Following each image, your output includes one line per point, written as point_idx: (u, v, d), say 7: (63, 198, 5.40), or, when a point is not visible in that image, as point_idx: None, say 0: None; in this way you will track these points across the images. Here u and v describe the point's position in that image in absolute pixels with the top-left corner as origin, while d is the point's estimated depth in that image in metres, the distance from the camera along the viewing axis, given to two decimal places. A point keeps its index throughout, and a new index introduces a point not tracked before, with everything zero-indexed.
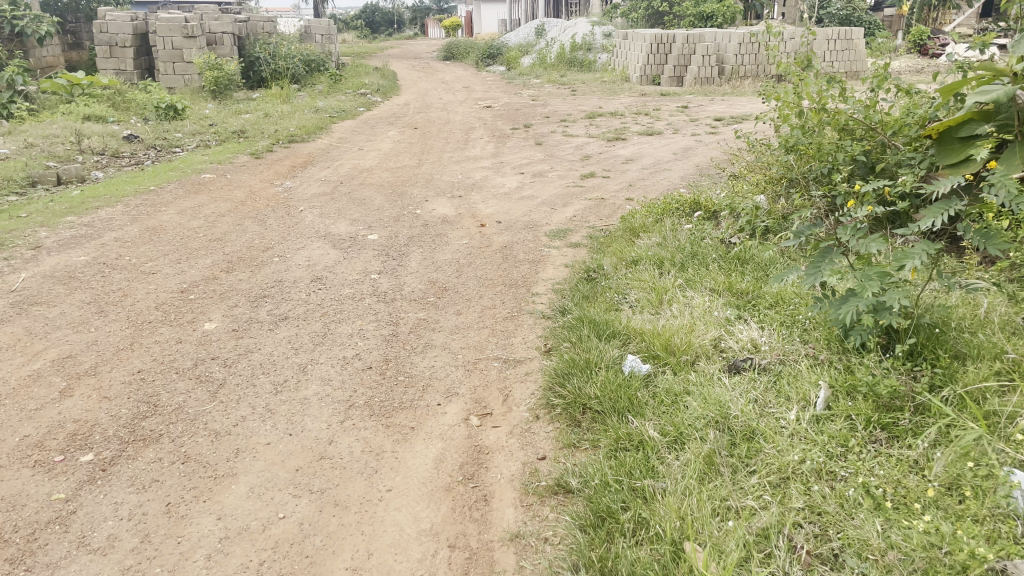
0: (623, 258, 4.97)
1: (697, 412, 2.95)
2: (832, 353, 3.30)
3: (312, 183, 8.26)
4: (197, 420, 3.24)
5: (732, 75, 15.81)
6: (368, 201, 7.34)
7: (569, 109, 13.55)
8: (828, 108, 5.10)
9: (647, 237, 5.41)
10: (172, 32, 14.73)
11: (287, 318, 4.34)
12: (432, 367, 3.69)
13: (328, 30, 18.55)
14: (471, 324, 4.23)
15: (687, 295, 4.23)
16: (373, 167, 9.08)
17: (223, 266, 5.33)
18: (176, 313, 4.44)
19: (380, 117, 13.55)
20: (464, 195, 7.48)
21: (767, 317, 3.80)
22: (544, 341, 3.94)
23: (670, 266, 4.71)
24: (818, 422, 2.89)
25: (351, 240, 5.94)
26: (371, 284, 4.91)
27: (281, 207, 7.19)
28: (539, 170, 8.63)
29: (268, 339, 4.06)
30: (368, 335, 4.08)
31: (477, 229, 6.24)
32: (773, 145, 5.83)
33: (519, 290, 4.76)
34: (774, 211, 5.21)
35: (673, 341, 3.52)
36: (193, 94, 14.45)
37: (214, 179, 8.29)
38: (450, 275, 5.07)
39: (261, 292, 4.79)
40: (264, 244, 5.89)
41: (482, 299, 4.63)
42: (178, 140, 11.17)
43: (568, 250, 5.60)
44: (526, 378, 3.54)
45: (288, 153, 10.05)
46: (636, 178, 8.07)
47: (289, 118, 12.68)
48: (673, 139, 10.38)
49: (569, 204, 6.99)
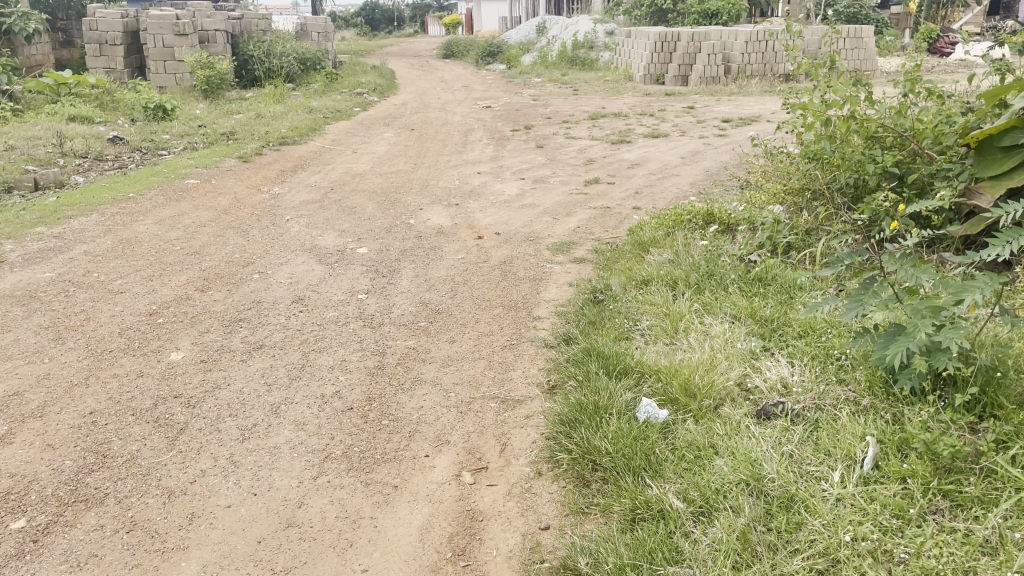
0: (633, 278, 4.57)
1: (725, 474, 2.55)
2: (876, 398, 2.89)
3: (302, 189, 7.86)
4: (149, 476, 2.82)
5: (739, 75, 15.39)
6: (359, 209, 6.94)
7: (572, 109, 13.14)
8: (856, 114, 4.70)
9: (657, 253, 5.01)
10: (163, 30, 14.34)
11: (262, 346, 3.93)
12: (420, 409, 3.27)
13: (325, 28, 18.09)
14: (465, 354, 3.82)
15: (706, 322, 3.84)
16: (366, 171, 8.68)
17: (198, 284, 4.92)
18: (140, 341, 4.03)
19: (376, 118, 13.13)
20: (461, 203, 7.07)
21: (797, 352, 3.42)
22: (547, 376, 3.54)
23: (685, 288, 4.32)
24: (866, 486, 2.49)
25: (339, 255, 5.54)
26: (357, 306, 4.50)
27: (267, 216, 6.78)
28: (541, 175, 8.22)
29: (239, 373, 3.64)
30: (350, 368, 3.66)
31: (475, 242, 5.84)
32: (792, 153, 5.43)
33: (519, 313, 4.35)
34: (797, 225, 4.80)
35: (693, 381, 3.12)
36: (184, 93, 14.03)
37: (198, 185, 7.88)
38: (444, 294, 4.67)
39: (237, 316, 4.38)
40: (245, 258, 5.49)
41: (478, 324, 4.22)
42: (166, 142, 10.76)
43: (572, 266, 5.20)
44: (526, 423, 3.13)
45: (279, 156, 9.64)
46: (643, 184, 7.67)
47: (282, 119, 12.28)
48: (680, 142, 9.96)
49: (573, 213, 6.59)
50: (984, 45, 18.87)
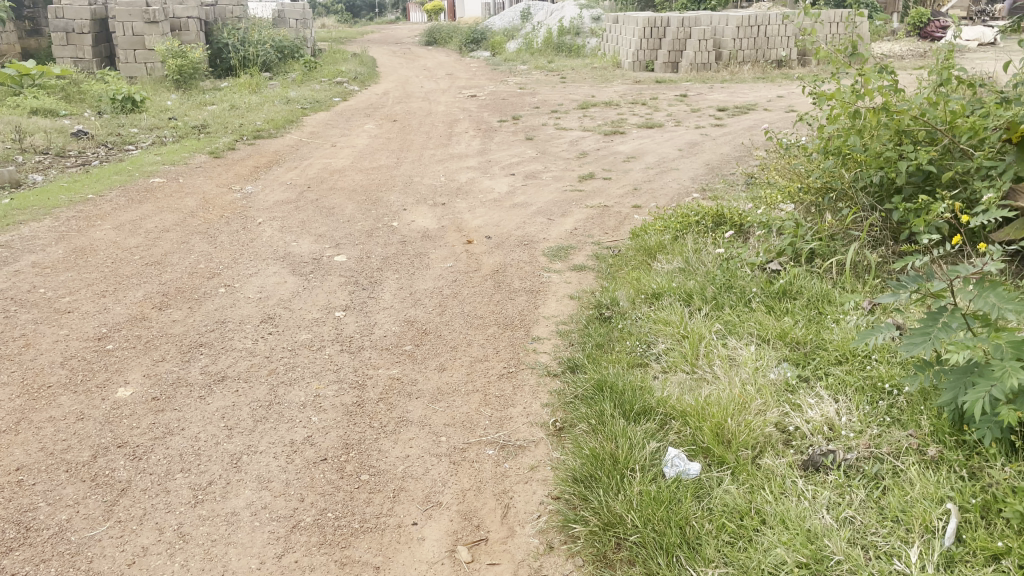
0: (641, 291, 4.12)
1: (779, 554, 2.10)
2: (945, 447, 2.45)
3: (276, 187, 7.33)
4: (78, 556, 2.35)
5: (730, 61, 14.89)
6: (338, 210, 6.43)
7: (560, 98, 12.65)
8: (886, 105, 4.21)
9: (665, 261, 4.56)
10: (132, 18, 13.70)
11: (225, 379, 3.44)
12: (406, 459, 2.79)
13: (304, 14, 17.41)
14: (458, 387, 3.33)
15: (730, 346, 3.40)
16: (346, 167, 8.15)
17: (156, 302, 4.41)
18: (84, 373, 3.51)
19: (356, 108, 12.56)
20: (448, 202, 6.59)
21: (839, 385, 2.99)
22: (552, 413, 3.07)
23: (703, 303, 3.88)
24: (951, 567, 2.05)
25: (315, 263, 5.03)
26: (333, 326, 4.01)
27: (238, 218, 6.26)
28: (532, 170, 7.73)
29: (196, 414, 3.14)
30: (325, 407, 3.17)
31: (464, 247, 5.35)
32: (809, 150, 4.98)
33: (516, 333, 3.88)
34: (821, 229, 4.35)
35: (726, 423, 2.67)
36: (155, 84, 13.39)
37: (164, 184, 7.33)
38: (431, 311, 4.18)
39: (198, 340, 3.87)
40: (210, 269, 4.97)
41: (471, 348, 3.73)
42: (133, 136, 10.16)
43: (572, 275, 4.73)
44: (531, 477, 2.67)
45: (254, 151, 9.09)
46: (640, 180, 7.20)
47: (257, 110, 11.71)
48: (676, 133, 9.50)
49: (569, 213, 6.12)
50: (976, 29, 18.52)
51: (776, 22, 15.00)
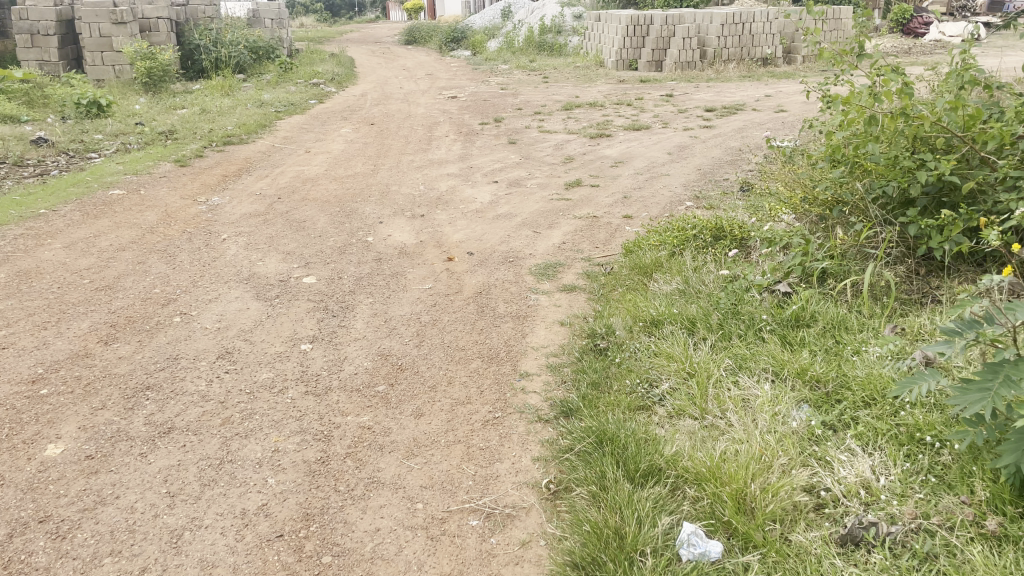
0: (639, 318, 3.75)
1: None
2: (1008, 522, 2.11)
3: (245, 199, 6.89)
4: None
5: (715, 59, 14.58)
6: (309, 223, 6.01)
7: (543, 99, 12.27)
8: (904, 109, 3.84)
9: (664, 282, 4.20)
10: (99, 19, 13.15)
11: (171, 432, 3.03)
12: (375, 535, 2.41)
13: (279, 14, 16.90)
14: (437, 437, 2.94)
15: (742, 385, 3.04)
16: (319, 175, 7.73)
17: (101, 334, 3.97)
18: (10, 425, 3.09)
19: (333, 111, 12.12)
20: (427, 213, 6.19)
21: (871, 435, 2.64)
22: (544, 471, 2.70)
23: (707, 332, 3.52)
24: None
25: (281, 286, 4.62)
26: (298, 362, 3.60)
27: (201, 234, 5.82)
28: (516, 177, 7.34)
29: (134, 478, 2.74)
30: (284, 466, 2.78)
31: (444, 265, 4.96)
32: (815, 157, 4.63)
33: (502, 368, 3.49)
34: (834, 246, 3.99)
35: (748, 489, 2.32)
36: (123, 87, 12.85)
37: (124, 196, 6.87)
38: (408, 342, 3.78)
39: (144, 382, 3.45)
40: (166, 294, 4.55)
41: (451, 387, 3.33)
42: (96, 143, 9.66)
43: (562, 297, 4.36)
44: (522, 557, 2.30)
45: (223, 158, 8.63)
46: (630, 187, 6.83)
47: (229, 114, 11.23)
48: (664, 135, 9.15)
49: (555, 225, 5.74)
50: (960, 26, 18.45)
51: (760, 19, 14.67)
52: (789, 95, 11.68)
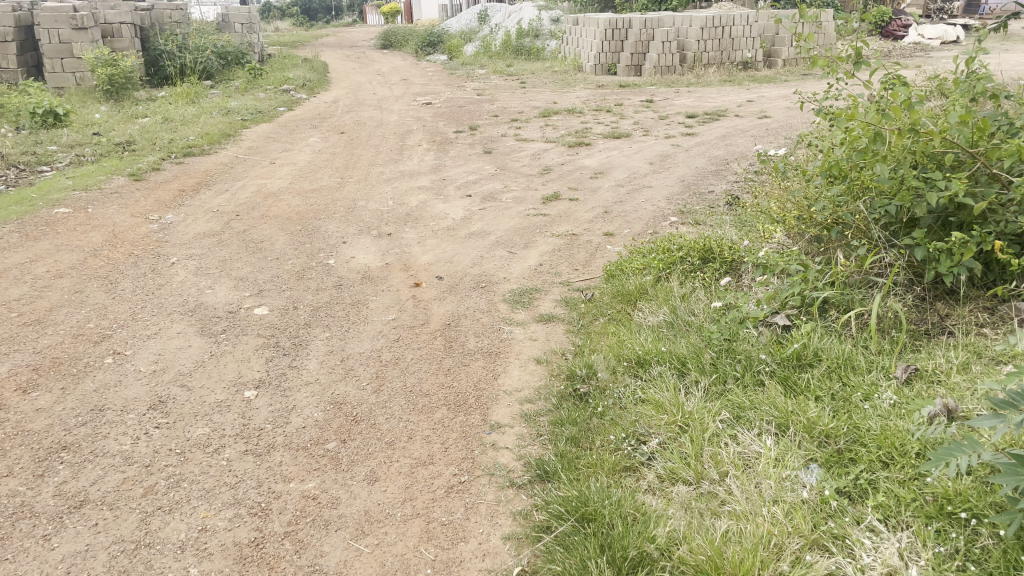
0: (622, 357, 3.37)
1: None
2: None
3: (200, 216, 6.45)
4: None
5: (695, 63, 14.24)
6: (266, 243, 5.58)
7: (520, 105, 11.90)
8: (911, 122, 3.49)
9: (649, 312, 3.82)
10: (58, 24, 12.57)
11: (83, 506, 2.61)
12: None
13: (250, 18, 16.38)
14: (392, 510, 2.55)
15: (742, 442, 2.66)
16: (282, 189, 7.30)
17: (21, 380, 3.53)
18: None
19: (302, 119, 11.67)
20: (395, 232, 5.79)
21: (895, 505, 2.28)
22: (515, 556, 2.32)
23: (699, 374, 3.15)
24: None
25: (230, 318, 4.20)
26: (239, 414, 3.19)
27: (149, 257, 5.38)
28: (491, 190, 6.96)
29: (33, 569, 2.33)
30: (211, 551, 2.38)
31: (411, 292, 4.56)
32: (810, 173, 4.28)
33: (469, 418, 3.09)
34: (835, 273, 3.63)
35: None
36: (84, 95, 12.31)
37: (70, 215, 6.39)
38: (366, 386, 3.38)
39: (61, 440, 3.01)
40: (100, 329, 4.11)
41: (411, 444, 2.93)
42: (49, 155, 9.14)
43: (538, 329, 3.98)
44: None
45: (182, 171, 8.17)
46: (612, 200, 6.47)
47: (193, 123, 10.75)
48: (646, 143, 8.80)
49: (532, 244, 5.37)
50: (938, 27, 18.32)
51: (740, 22, 14.37)
52: (772, 100, 11.38)
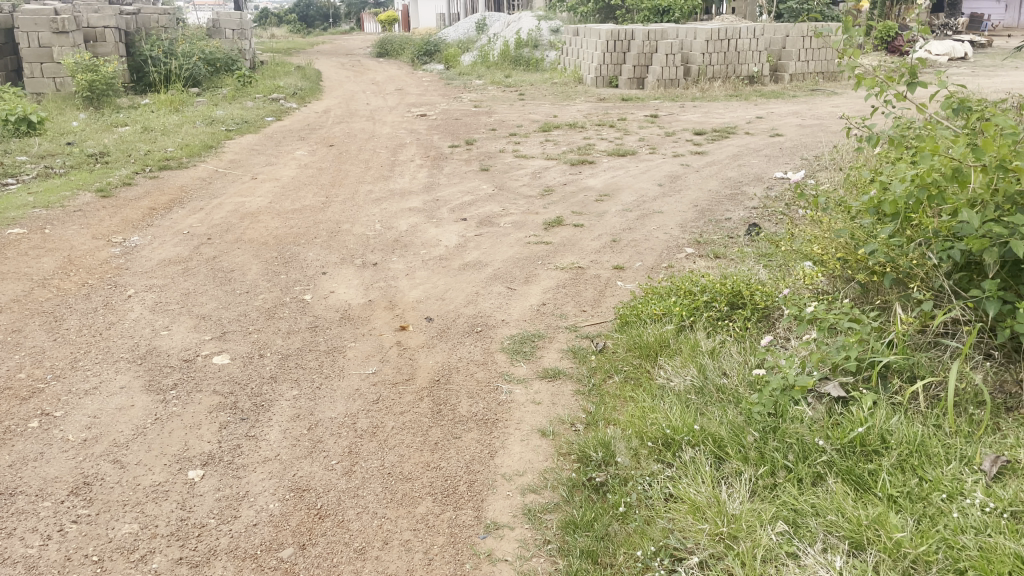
0: (646, 437, 2.79)
1: None
2: None
3: (169, 239, 5.87)
4: None
5: (700, 77, 13.73)
6: (237, 274, 5.01)
7: (519, 118, 11.36)
8: (999, 155, 2.88)
9: (674, 372, 3.24)
10: (39, 27, 11.93)
11: None
12: None
13: (241, 24, 15.82)
14: None
15: (805, 566, 2.09)
16: (262, 209, 6.73)
17: None
18: None
19: (290, 130, 11.10)
20: (380, 261, 5.23)
21: None
22: None
23: (742, 464, 2.58)
24: None
25: (185, 369, 3.61)
26: (180, 503, 2.61)
27: (104, 288, 4.79)
28: (488, 214, 6.39)
29: None
30: None
31: (395, 337, 3.99)
32: (857, 208, 3.71)
33: (460, 517, 2.52)
34: (897, 331, 3.05)
35: None
36: (62, 101, 11.69)
37: (25, 237, 5.79)
38: (336, 466, 2.80)
39: None
40: (31, 382, 3.51)
41: (388, 553, 2.36)
42: (17, 165, 8.53)
43: (542, 389, 3.40)
44: None
45: (155, 187, 7.58)
46: (620, 227, 5.92)
47: (174, 133, 10.16)
48: (653, 162, 8.27)
49: (533, 279, 4.80)
50: (945, 43, 17.88)
51: (746, 35, 13.89)
52: (782, 117, 10.87)
